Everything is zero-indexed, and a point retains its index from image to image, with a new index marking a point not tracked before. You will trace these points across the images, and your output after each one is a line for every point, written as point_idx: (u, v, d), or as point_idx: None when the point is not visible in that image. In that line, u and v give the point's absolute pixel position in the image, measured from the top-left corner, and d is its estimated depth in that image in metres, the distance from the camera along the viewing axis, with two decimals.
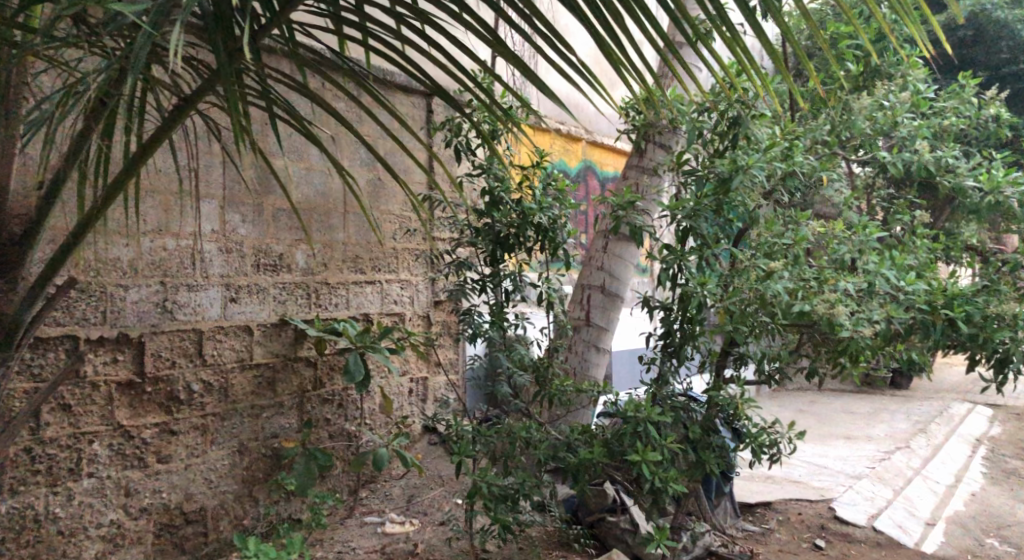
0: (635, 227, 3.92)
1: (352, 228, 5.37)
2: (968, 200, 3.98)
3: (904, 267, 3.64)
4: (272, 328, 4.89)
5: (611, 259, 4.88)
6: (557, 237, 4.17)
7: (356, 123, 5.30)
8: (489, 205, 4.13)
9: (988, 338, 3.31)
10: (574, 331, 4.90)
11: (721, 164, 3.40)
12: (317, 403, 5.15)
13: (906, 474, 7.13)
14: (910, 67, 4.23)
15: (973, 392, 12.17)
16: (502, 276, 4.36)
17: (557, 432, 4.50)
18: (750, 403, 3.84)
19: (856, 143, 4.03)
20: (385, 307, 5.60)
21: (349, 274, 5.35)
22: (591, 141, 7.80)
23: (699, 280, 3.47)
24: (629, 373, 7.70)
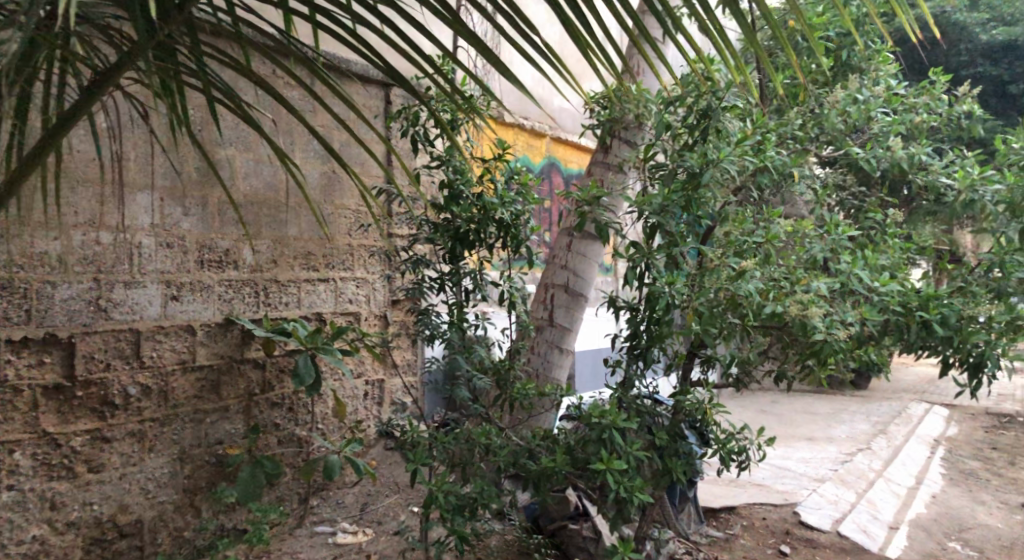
0: (601, 224, 3.74)
1: (304, 222, 5.09)
2: (941, 199, 3.88)
3: (877, 267, 3.52)
4: (217, 328, 4.59)
5: (575, 257, 4.70)
6: (519, 234, 3.96)
7: (309, 112, 5.04)
8: (449, 199, 3.91)
9: (963, 341, 3.23)
10: (536, 332, 4.71)
11: (690, 158, 3.24)
12: (266, 407, 4.86)
13: (868, 476, 7.10)
14: (881, 62, 4.13)
15: (930, 392, 12.28)
16: (462, 274, 4.14)
17: (518, 438, 4.30)
18: (718, 408, 3.67)
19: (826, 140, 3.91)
20: (339, 307, 5.34)
21: (300, 271, 5.08)
22: (555, 137, 7.64)
23: (668, 280, 3.30)
24: (592, 374, 7.55)
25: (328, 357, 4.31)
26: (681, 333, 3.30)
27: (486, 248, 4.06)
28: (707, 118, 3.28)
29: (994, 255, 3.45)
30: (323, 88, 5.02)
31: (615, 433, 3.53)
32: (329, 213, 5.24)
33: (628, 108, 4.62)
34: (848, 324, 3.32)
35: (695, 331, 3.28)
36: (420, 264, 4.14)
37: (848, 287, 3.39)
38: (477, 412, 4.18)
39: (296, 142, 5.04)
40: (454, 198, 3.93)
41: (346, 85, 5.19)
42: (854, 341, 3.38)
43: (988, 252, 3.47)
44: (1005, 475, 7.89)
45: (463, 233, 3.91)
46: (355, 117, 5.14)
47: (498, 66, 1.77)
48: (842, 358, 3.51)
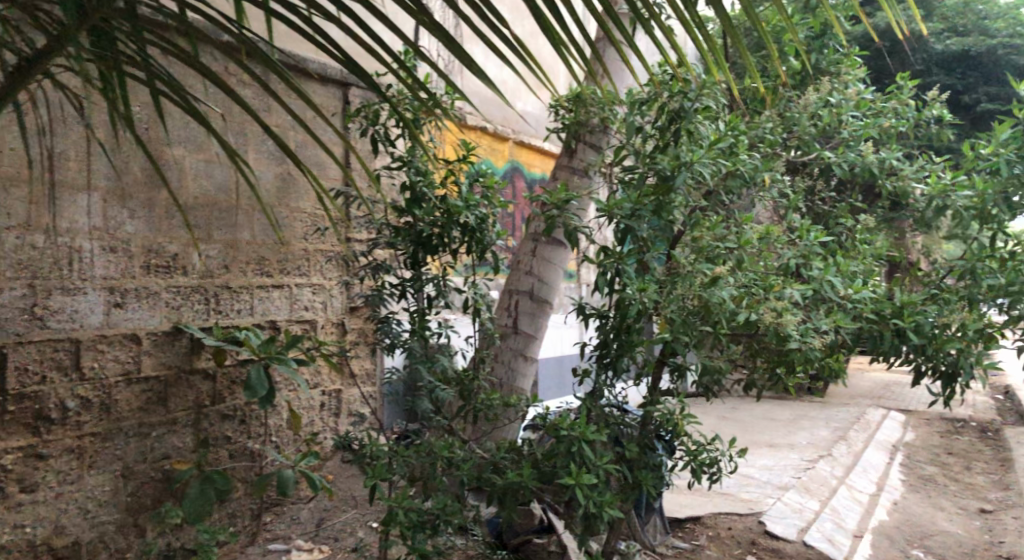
0: (570, 228, 3.60)
1: (258, 226, 4.87)
2: (910, 205, 3.84)
3: (849, 274, 3.45)
4: (164, 337, 4.34)
5: (540, 263, 4.57)
6: (484, 238, 3.82)
7: (264, 111, 4.83)
8: (411, 201, 3.74)
9: (937, 350, 3.20)
10: (500, 340, 4.56)
11: (662, 161, 3.14)
12: (216, 419, 4.61)
13: (830, 483, 7.09)
14: (850, 65, 4.08)
15: (886, 398, 12.45)
16: (424, 280, 3.95)
17: (482, 451, 4.14)
18: (689, 418, 3.54)
19: (797, 144, 3.84)
20: (294, 314, 5.12)
21: (253, 277, 4.86)
22: (518, 142, 7.52)
23: (639, 286, 3.18)
24: (555, 382, 7.43)
25: (282, 367, 4.10)
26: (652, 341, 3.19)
27: (449, 253, 3.90)
28: (679, 119, 3.18)
29: (966, 262, 3.41)
30: (278, 86, 4.82)
31: (584, 446, 3.40)
32: (284, 217, 5.02)
33: (594, 111, 4.51)
34: (822, 332, 3.24)
35: (666, 339, 3.18)
36: (381, 269, 3.96)
37: (821, 293, 3.32)
38: (440, 424, 4.01)
39: (249, 142, 4.83)
40: (417, 201, 3.76)
41: (303, 84, 5.00)
42: (828, 349, 3.30)
43: (960, 259, 3.43)
44: (962, 480, 7.97)
45: (426, 237, 3.75)
46: (313, 117, 4.95)
47: (466, 62, 1.59)
48: (814, 367, 3.43)
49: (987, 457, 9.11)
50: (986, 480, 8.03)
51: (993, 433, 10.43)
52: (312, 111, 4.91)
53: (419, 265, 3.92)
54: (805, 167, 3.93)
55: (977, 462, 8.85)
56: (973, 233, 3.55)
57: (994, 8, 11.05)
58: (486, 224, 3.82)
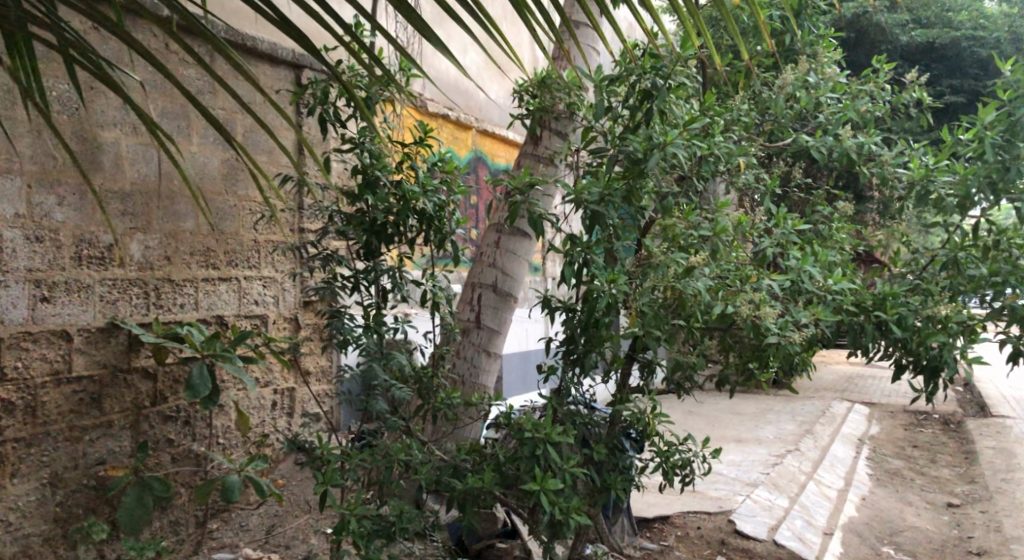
0: (534, 215, 3.36)
1: (203, 215, 4.55)
2: (889, 192, 3.69)
3: (827, 264, 3.28)
4: (98, 334, 4.02)
5: (505, 255, 4.33)
6: (443, 227, 3.58)
7: (207, 94, 4.53)
8: (366, 185, 3.43)
9: (920, 343, 3.03)
10: (462, 335, 4.31)
11: (634, 143, 2.92)
12: (157, 421, 4.30)
13: (799, 479, 6.98)
14: (826, 47, 3.91)
15: (850, 391, 12.47)
16: (380, 272, 3.68)
17: (442, 452, 3.90)
18: (660, 417, 3.34)
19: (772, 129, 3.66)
20: (243, 309, 4.81)
21: (199, 269, 4.54)
22: (482, 130, 7.28)
23: (610, 277, 2.97)
24: (520, 379, 7.21)
25: (227, 365, 3.77)
26: (622, 335, 2.99)
27: (406, 242, 3.64)
28: (651, 99, 2.97)
29: (948, 252, 3.26)
30: (224, 67, 4.52)
31: (550, 447, 3.18)
32: (231, 206, 4.71)
33: (560, 96, 4.29)
34: (801, 326, 3.06)
35: (637, 333, 2.97)
36: (332, 260, 3.67)
37: (799, 285, 3.14)
38: (397, 425, 3.75)
39: (192, 126, 4.51)
40: (372, 186, 3.44)
41: (252, 66, 4.70)
42: (807, 342, 3.13)
43: (942, 248, 3.28)
44: (928, 474, 7.95)
45: (380, 225, 3.48)
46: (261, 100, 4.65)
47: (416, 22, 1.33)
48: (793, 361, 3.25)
49: (950, 449, 9.14)
50: (951, 473, 8.02)
51: (955, 425, 10.50)
52: (260, 95, 4.62)
53: (373, 256, 3.65)
54: (781, 152, 3.76)
55: (941, 454, 8.86)
56: (954, 221, 3.41)
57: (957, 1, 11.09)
58: (445, 211, 3.59)
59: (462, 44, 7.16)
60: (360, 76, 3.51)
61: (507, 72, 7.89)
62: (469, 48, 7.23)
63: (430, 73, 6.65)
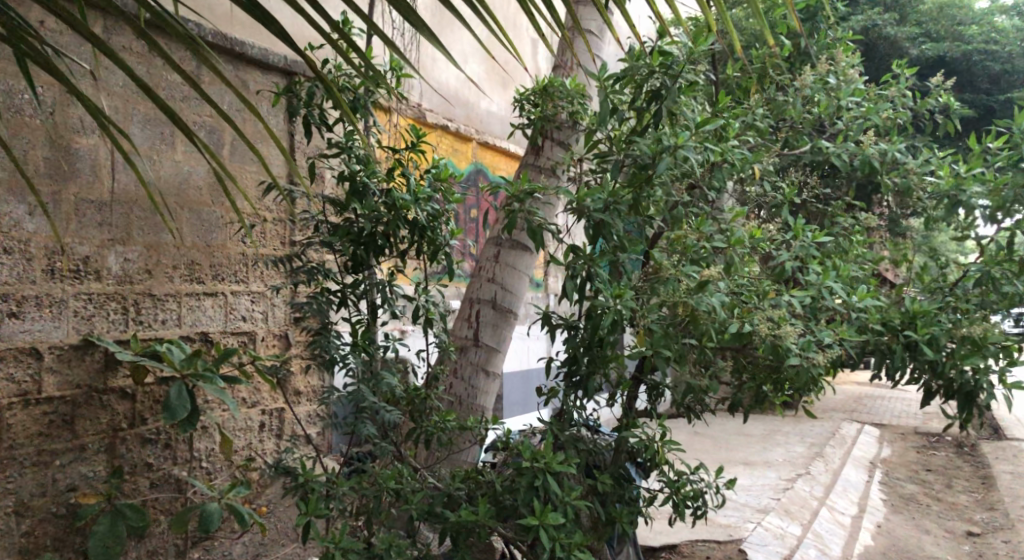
0: (534, 225, 3.13)
1: (188, 227, 4.32)
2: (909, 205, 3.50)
3: (850, 279, 3.04)
4: (71, 352, 3.78)
5: (504, 269, 4.06)
6: (437, 238, 3.35)
7: (193, 100, 4.31)
8: (353, 194, 3.20)
9: (954, 365, 2.78)
10: (459, 354, 4.05)
11: (643, 146, 2.68)
12: (135, 444, 4.05)
13: (811, 505, 6.67)
14: (843, 49, 3.69)
15: (860, 412, 12.15)
16: (369, 286, 3.42)
17: (435, 480, 3.63)
18: (670, 445, 3.07)
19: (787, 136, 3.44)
20: (228, 325, 4.57)
21: (182, 284, 4.30)
22: (482, 142, 7.09)
23: (618, 292, 2.73)
24: (520, 398, 6.94)
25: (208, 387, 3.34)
26: (630, 355, 2.75)
27: (397, 254, 3.40)
28: (661, 99, 2.73)
29: (983, 266, 3.01)
30: (210, 74, 4.29)
31: (550, 477, 2.92)
32: (217, 217, 4.48)
33: (562, 104, 4.07)
34: (824, 346, 2.81)
35: (645, 353, 2.73)
36: (318, 273, 3.42)
37: (820, 301, 2.91)
38: (387, 450, 3.49)
39: (177, 134, 4.29)
40: (361, 194, 3.21)
41: (241, 72, 4.47)
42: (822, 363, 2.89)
43: (976, 262, 3.03)
44: (945, 500, 7.65)
45: (368, 236, 3.24)
46: (250, 109, 4.46)
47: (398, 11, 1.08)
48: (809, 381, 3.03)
49: (966, 474, 8.84)
50: (968, 499, 7.72)
51: (968, 448, 10.19)
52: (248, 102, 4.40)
53: (362, 269, 3.41)
54: (797, 161, 3.53)
55: (957, 479, 8.56)
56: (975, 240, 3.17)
57: (970, 14, 10.63)
58: (439, 220, 3.36)
59: (462, 54, 6.99)
60: (348, 77, 3.29)
61: (508, 82, 7.69)
62: (468, 59, 7.06)
63: (428, 83, 6.45)
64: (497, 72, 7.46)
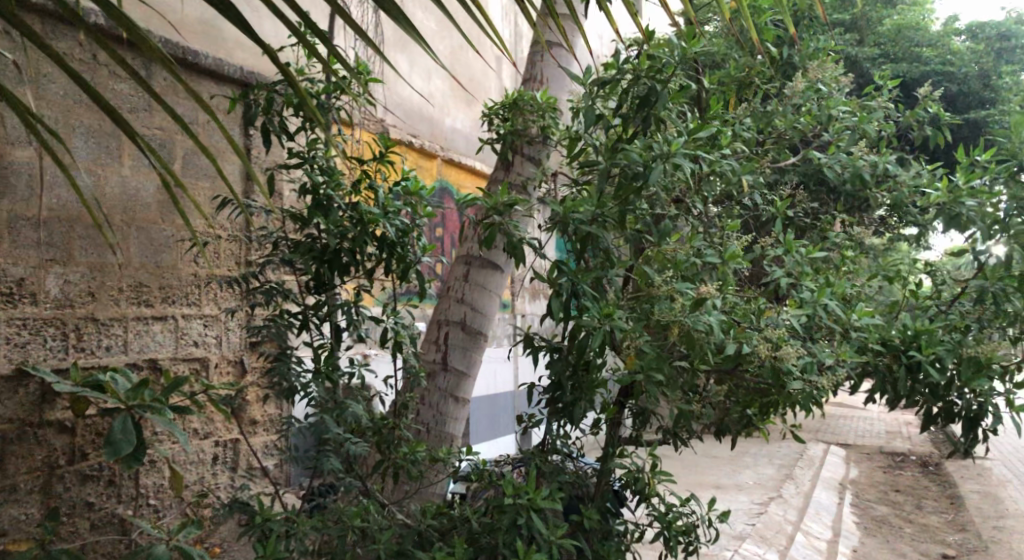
0: (513, 240, 2.91)
1: (136, 246, 4.02)
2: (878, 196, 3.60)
3: (845, 296, 2.90)
4: (2, 383, 3.43)
5: (474, 289, 3.83)
6: (407, 254, 3.12)
7: (143, 112, 4.04)
8: (317, 207, 2.96)
9: (960, 386, 2.63)
10: (427, 379, 3.81)
11: (633, 153, 2.51)
12: (74, 482, 3.71)
13: (786, 530, 6.44)
14: (825, 60, 3.60)
15: (825, 432, 12.12)
16: (332, 307, 3.16)
17: (405, 516, 3.36)
18: (662, 475, 2.82)
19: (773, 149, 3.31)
20: (179, 351, 4.26)
21: (128, 307, 3.99)
22: (447, 159, 6.93)
23: (607, 311, 2.53)
24: (488, 424, 6.69)
25: (155, 420, 2.61)
26: (619, 379, 2.56)
27: (364, 272, 3.16)
28: (650, 105, 2.57)
29: (983, 282, 2.89)
30: (162, 84, 4.03)
31: (535, 513, 2.68)
32: (168, 236, 4.18)
33: (533, 118, 3.85)
34: (824, 368, 2.65)
35: (636, 377, 2.55)
36: (277, 293, 3.16)
37: (816, 319, 2.75)
38: (354, 485, 3.22)
39: (124, 147, 4.00)
40: (325, 208, 2.97)
41: (195, 82, 4.22)
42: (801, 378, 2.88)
43: (974, 279, 2.92)
44: (916, 521, 7.59)
45: (333, 253, 3.00)
46: (205, 121, 4.20)
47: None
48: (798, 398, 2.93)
49: (934, 494, 8.82)
50: (939, 520, 7.67)
51: (934, 467, 10.21)
52: (203, 114, 4.14)
53: (326, 289, 3.16)
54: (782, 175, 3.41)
55: (926, 500, 8.53)
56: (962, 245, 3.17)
57: (928, 35, 10.71)
58: (409, 236, 3.14)
59: (425, 70, 6.81)
60: (311, 83, 3.07)
61: (474, 99, 7.52)
62: (432, 75, 6.88)
63: (391, 98, 6.25)
64: (461, 89, 7.29)
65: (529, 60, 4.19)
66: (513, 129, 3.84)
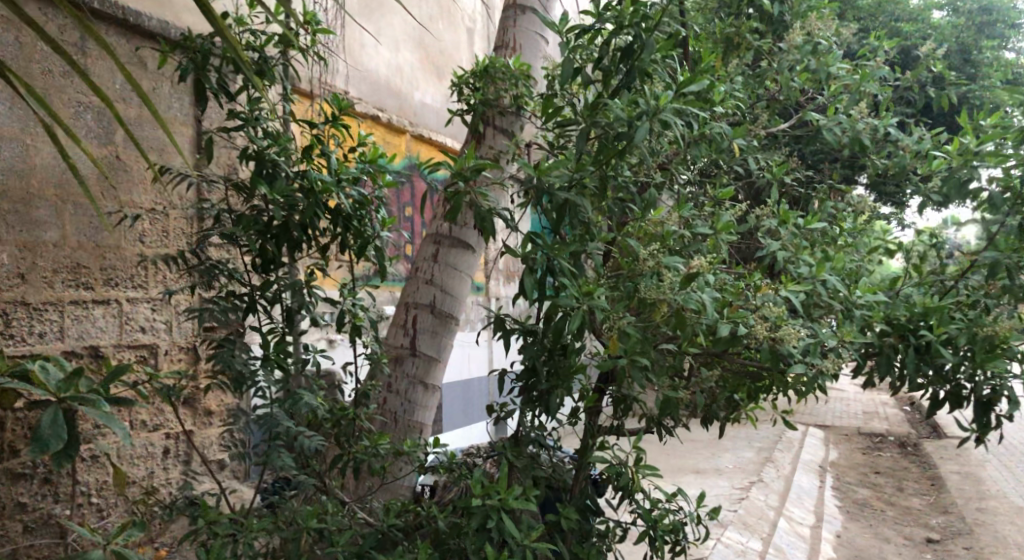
0: (482, 211, 2.61)
1: (73, 225, 3.58)
2: (875, 154, 3.46)
3: (844, 271, 2.65)
4: None
5: (445, 269, 3.51)
6: (364, 228, 2.82)
7: (78, 76, 3.60)
8: (261, 175, 2.64)
9: (974, 367, 2.39)
10: (392, 365, 3.49)
11: (616, 111, 2.23)
12: (3, 482, 3.36)
13: (769, 515, 6.27)
14: (818, 18, 3.34)
15: (802, 414, 12.01)
16: (282, 287, 2.83)
17: (367, 515, 3.07)
18: (648, 470, 2.55)
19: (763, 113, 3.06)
20: (125, 337, 3.84)
21: (65, 291, 3.57)
22: (416, 135, 6.65)
23: (587, 289, 2.26)
24: (461, 410, 6.41)
25: (88, 413, 1.95)
26: (600, 365, 2.30)
27: (317, 248, 2.85)
28: (633, 56, 2.29)
29: (994, 255, 2.66)
30: (99, 46, 3.58)
31: (508, 515, 2.40)
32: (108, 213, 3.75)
33: (506, 87, 3.49)
34: (826, 350, 2.40)
35: (619, 363, 2.28)
36: (220, 273, 2.80)
37: (814, 297, 2.50)
38: (309, 483, 2.93)
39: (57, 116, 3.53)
40: (269, 177, 2.65)
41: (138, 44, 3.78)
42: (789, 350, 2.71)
43: (983, 251, 2.69)
44: (898, 504, 7.46)
45: (280, 227, 2.68)
46: (151, 88, 3.76)
47: None
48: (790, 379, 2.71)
49: (914, 475, 8.72)
50: (922, 502, 7.55)
51: (912, 448, 10.15)
52: (147, 81, 3.73)
53: (275, 267, 2.84)
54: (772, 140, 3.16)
55: (906, 481, 8.43)
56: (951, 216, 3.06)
57: (907, 10, 10.54)
58: (366, 209, 2.85)
59: (393, 40, 6.46)
60: (256, 38, 2.73)
61: (444, 74, 7.18)
62: (399, 46, 6.52)
63: (355, 70, 5.90)
64: (430, 62, 6.94)
65: (502, 23, 3.82)
66: (484, 100, 3.49)
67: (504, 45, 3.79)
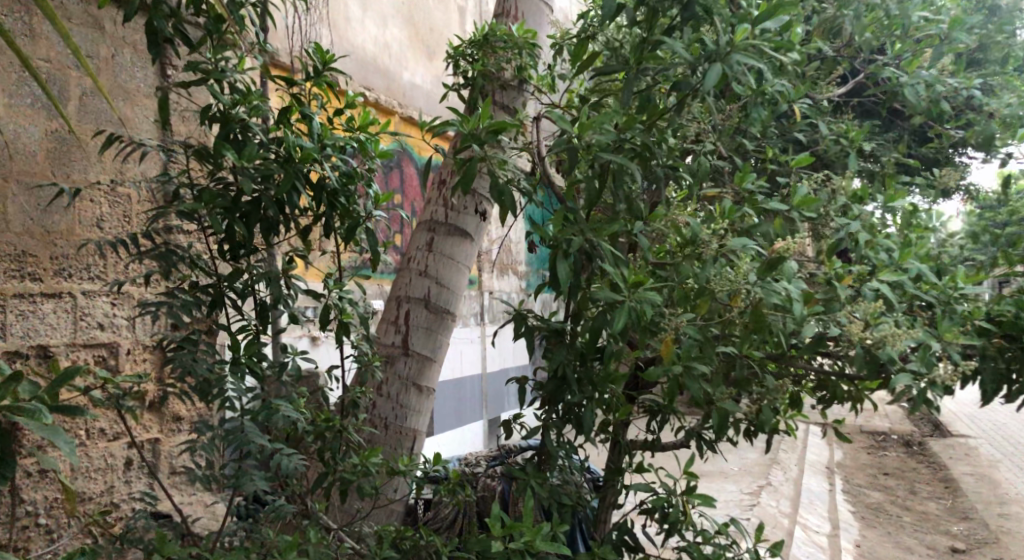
0: (499, 184, 2.16)
1: (15, 206, 3.00)
2: (952, 123, 3.39)
3: (924, 260, 2.23)
4: None
5: (440, 258, 3.06)
6: (354, 206, 2.38)
7: (22, 35, 3.07)
8: (228, 140, 2.16)
9: None
10: (383, 366, 3.02)
11: (679, 50, 1.83)
12: None
13: (784, 523, 5.81)
14: None
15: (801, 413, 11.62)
16: (254, 277, 2.36)
17: (356, 545, 2.61)
18: (699, 499, 2.13)
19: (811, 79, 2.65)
20: (80, 334, 3.26)
21: (5, 283, 2.99)
22: (406, 117, 6.16)
23: (634, 279, 1.91)
24: (453, 411, 5.95)
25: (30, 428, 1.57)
26: (650, 371, 2.03)
27: (297, 231, 2.39)
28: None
29: None
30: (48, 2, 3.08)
31: (532, 557, 1.97)
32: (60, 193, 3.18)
33: (508, 58, 3.03)
34: (923, 349, 1.97)
35: (673, 369, 2.01)
36: (181, 260, 2.31)
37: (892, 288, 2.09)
38: (287, 508, 2.47)
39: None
40: (238, 143, 2.19)
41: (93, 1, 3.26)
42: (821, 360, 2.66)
43: None
44: (914, 509, 7.09)
45: (251, 202, 2.19)
46: (108, 54, 3.27)
47: None
48: (852, 380, 2.42)
49: (925, 477, 8.35)
50: (938, 507, 7.19)
51: (918, 447, 9.79)
52: (103, 45, 3.24)
53: (246, 253, 2.37)
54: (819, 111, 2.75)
55: (918, 483, 8.07)
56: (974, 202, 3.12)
57: None
58: (355, 183, 2.39)
59: (381, 15, 5.98)
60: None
61: (435, 53, 6.71)
62: (388, 21, 6.04)
63: (340, 45, 5.42)
64: (420, 39, 6.45)
65: None
66: (483, 71, 3.02)
67: (507, 12, 3.36)
